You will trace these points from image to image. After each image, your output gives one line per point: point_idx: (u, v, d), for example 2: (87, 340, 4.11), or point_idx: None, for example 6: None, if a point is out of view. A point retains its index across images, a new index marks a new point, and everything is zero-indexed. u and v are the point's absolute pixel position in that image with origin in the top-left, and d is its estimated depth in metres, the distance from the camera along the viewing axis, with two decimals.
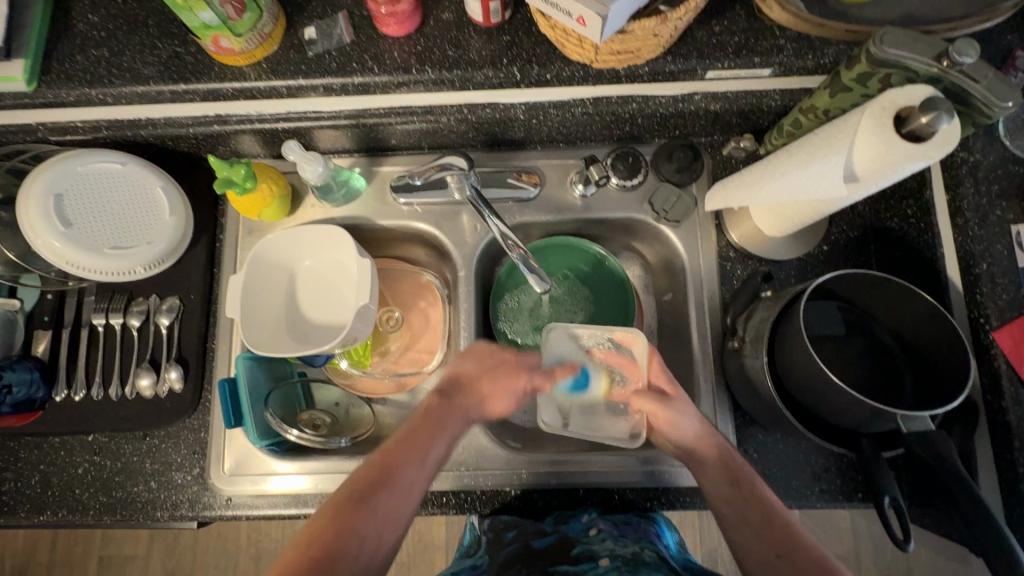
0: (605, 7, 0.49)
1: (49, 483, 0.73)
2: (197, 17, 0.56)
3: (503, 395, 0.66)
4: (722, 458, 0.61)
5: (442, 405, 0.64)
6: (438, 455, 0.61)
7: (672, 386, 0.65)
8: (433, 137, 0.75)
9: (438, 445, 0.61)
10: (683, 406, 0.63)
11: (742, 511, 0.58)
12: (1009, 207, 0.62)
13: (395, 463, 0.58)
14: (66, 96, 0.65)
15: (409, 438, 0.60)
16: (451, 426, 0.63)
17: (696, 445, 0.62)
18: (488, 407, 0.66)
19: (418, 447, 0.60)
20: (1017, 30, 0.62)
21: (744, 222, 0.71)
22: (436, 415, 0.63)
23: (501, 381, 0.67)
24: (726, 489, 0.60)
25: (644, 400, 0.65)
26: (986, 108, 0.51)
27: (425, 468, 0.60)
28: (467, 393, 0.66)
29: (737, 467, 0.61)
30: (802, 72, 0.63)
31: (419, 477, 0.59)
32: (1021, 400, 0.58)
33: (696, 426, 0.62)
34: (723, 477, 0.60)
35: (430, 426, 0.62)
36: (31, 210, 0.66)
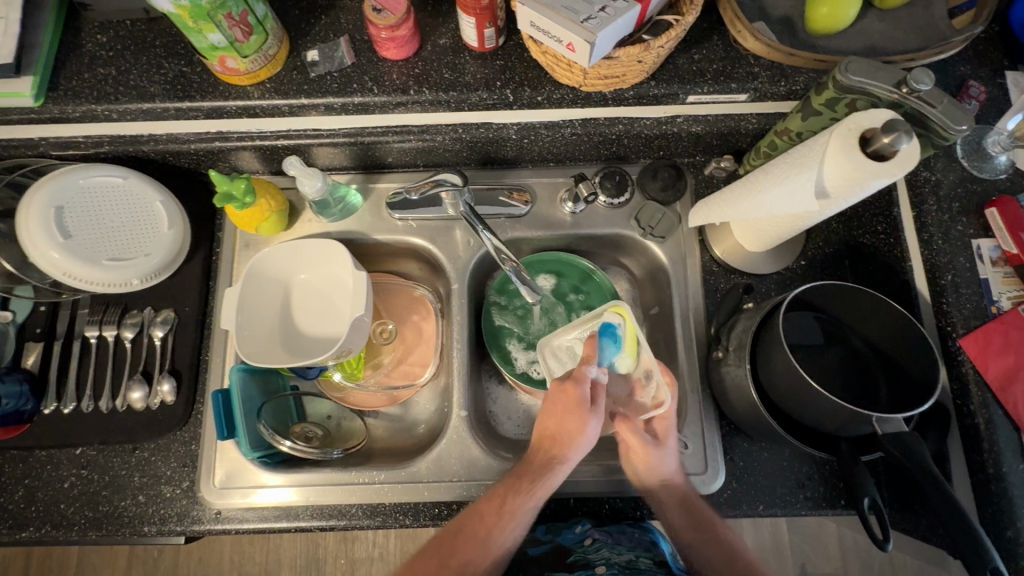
0: (593, 34, 0.52)
1: (33, 498, 0.72)
2: (206, 38, 0.58)
3: (577, 423, 0.63)
4: (687, 502, 0.65)
5: (529, 459, 0.64)
6: (528, 510, 0.62)
7: (665, 433, 0.67)
8: (428, 156, 0.78)
9: (529, 499, 0.62)
10: (666, 454, 0.67)
11: (704, 554, 0.64)
12: (969, 222, 0.66)
13: (473, 519, 0.62)
14: (72, 112, 0.67)
15: (491, 498, 0.62)
16: (546, 479, 0.62)
17: (662, 489, 0.66)
18: (573, 443, 0.63)
19: (500, 504, 0.62)
20: (969, 61, 0.68)
21: (726, 238, 0.74)
22: (523, 471, 0.64)
23: (564, 413, 0.64)
24: (690, 533, 0.65)
25: (634, 437, 0.67)
26: (943, 131, 0.55)
27: (514, 524, 0.61)
28: (544, 439, 0.64)
29: (701, 510, 0.65)
30: (775, 97, 0.68)
31: (507, 532, 0.61)
32: (988, 404, 0.61)
33: (671, 474, 0.66)
34: (687, 523, 0.65)
35: (517, 483, 0.63)
36: (30, 221, 0.67)
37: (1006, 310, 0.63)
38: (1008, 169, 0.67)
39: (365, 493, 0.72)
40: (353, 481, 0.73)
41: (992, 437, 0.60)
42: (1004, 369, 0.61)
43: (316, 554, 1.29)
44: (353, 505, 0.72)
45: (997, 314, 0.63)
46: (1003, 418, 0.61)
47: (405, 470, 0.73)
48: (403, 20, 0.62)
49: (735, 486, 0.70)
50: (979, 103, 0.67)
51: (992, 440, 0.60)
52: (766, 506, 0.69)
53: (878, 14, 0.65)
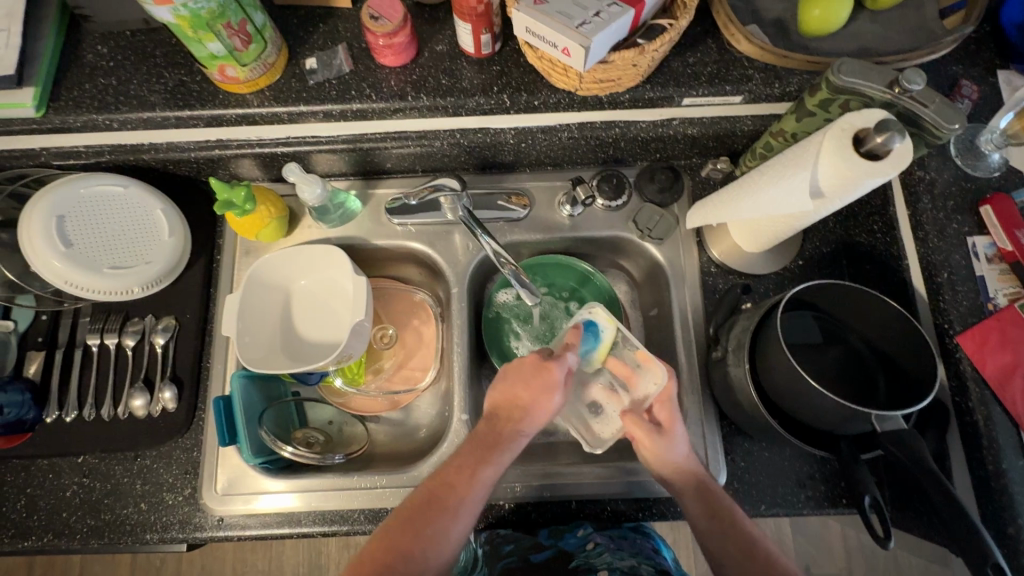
0: (588, 39, 0.53)
1: (35, 507, 0.72)
2: (205, 48, 0.59)
3: (545, 399, 0.63)
4: (701, 489, 0.61)
5: (488, 428, 0.63)
6: (488, 480, 0.60)
7: (670, 419, 0.63)
8: (427, 161, 0.79)
9: (487, 468, 0.60)
10: (675, 442, 0.62)
11: (724, 544, 0.58)
12: (964, 220, 0.67)
13: (440, 487, 0.59)
14: (73, 122, 0.68)
15: (457, 465, 0.61)
16: (504, 449, 0.61)
17: (675, 475, 0.62)
18: (536, 416, 0.63)
19: (465, 472, 0.60)
20: (961, 61, 0.68)
21: (724, 239, 0.75)
22: (485, 439, 0.62)
23: (538, 387, 0.63)
24: (703, 520, 0.60)
25: (637, 429, 0.64)
26: (936, 130, 0.56)
27: (475, 493, 0.60)
28: (510, 410, 0.63)
29: (716, 497, 0.61)
30: (770, 99, 0.68)
31: (466, 502, 0.59)
32: (987, 401, 0.61)
33: (682, 460, 0.62)
34: (701, 510, 0.60)
35: (475, 451, 0.61)
36: (33, 231, 0.68)
37: (1003, 307, 0.63)
38: (1002, 167, 0.67)
39: (366, 498, 0.72)
40: (355, 486, 0.73)
41: (992, 434, 0.60)
42: (1002, 365, 0.61)
43: (318, 561, 1.29)
44: (355, 511, 0.72)
45: (994, 311, 0.64)
46: (1002, 415, 0.61)
47: (407, 475, 0.73)
48: (400, 27, 0.63)
49: (736, 486, 0.70)
50: (971, 103, 0.67)
51: (991, 437, 0.60)
52: (767, 506, 0.70)
53: (870, 16, 0.66)
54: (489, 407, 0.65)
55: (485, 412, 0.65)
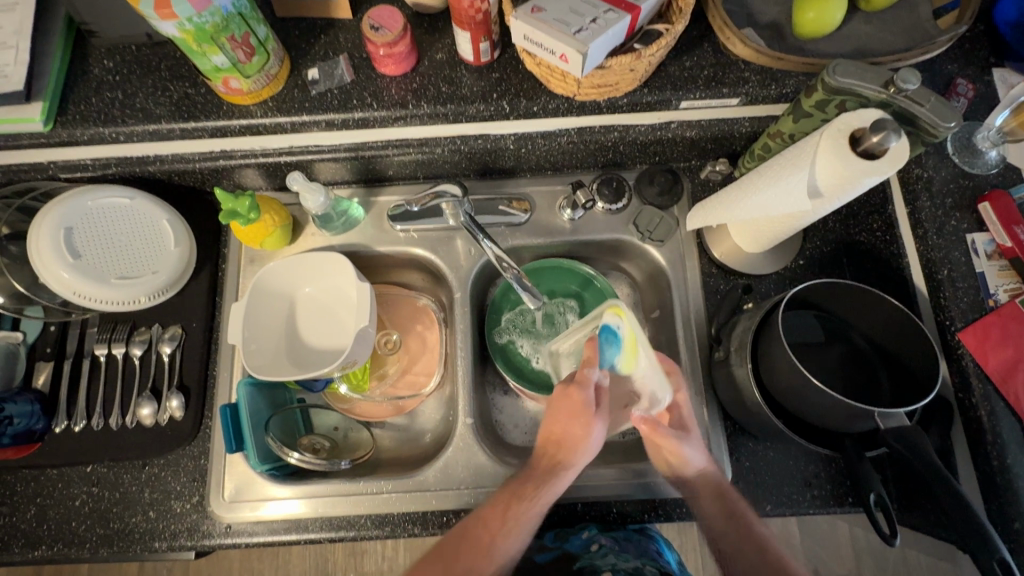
0: (585, 45, 0.54)
1: (45, 517, 0.72)
2: (210, 61, 0.60)
3: (582, 430, 0.63)
4: (718, 492, 0.63)
5: (538, 460, 0.64)
6: (532, 517, 0.61)
7: (687, 424, 0.66)
8: (428, 168, 0.80)
9: (538, 502, 0.61)
10: (693, 447, 0.64)
11: (739, 545, 0.61)
12: (963, 217, 0.67)
13: (481, 524, 0.60)
14: (80, 135, 0.69)
15: (507, 496, 0.62)
16: (556, 483, 0.62)
17: (693, 479, 0.64)
18: (579, 451, 0.63)
19: (507, 508, 0.61)
20: (956, 59, 0.69)
21: (724, 240, 0.75)
22: (531, 476, 0.63)
23: (572, 419, 0.63)
24: (721, 521, 0.62)
25: (658, 437, 0.63)
26: (932, 128, 0.56)
27: (519, 531, 0.60)
28: (551, 443, 0.64)
29: (737, 501, 0.63)
30: (767, 101, 0.69)
31: (516, 536, 0.60)
32: (990, 397, 0.61)
33: (699, 465, 0.64)
34: (718, 513, 0.62)
35: (529, 482, 0.63)
36: (41, 244, 0.69)
37: (1003, 303, 0.64)
38: (999, 164, 0.68)
39: (372, 504, 0.73)
40: (361, 492, 0.73)
41: (995, 429, 0.61)
42: (1005, 360, 0.61)
43: (325, 569, 1.29)
44: (361, 516, 0.73)
45: (995, 307, 0.64)
46: (1005, 410, 0.61)
47: (413, 480, 0.74)
48: (400, 37, 0.64)
49: (742, 486, 0.70)
50: (967, 100, 0.68)
51: (995, 432, 0.60)
52: (773, 506, 0.70)
53: (865, 17, 0.66)
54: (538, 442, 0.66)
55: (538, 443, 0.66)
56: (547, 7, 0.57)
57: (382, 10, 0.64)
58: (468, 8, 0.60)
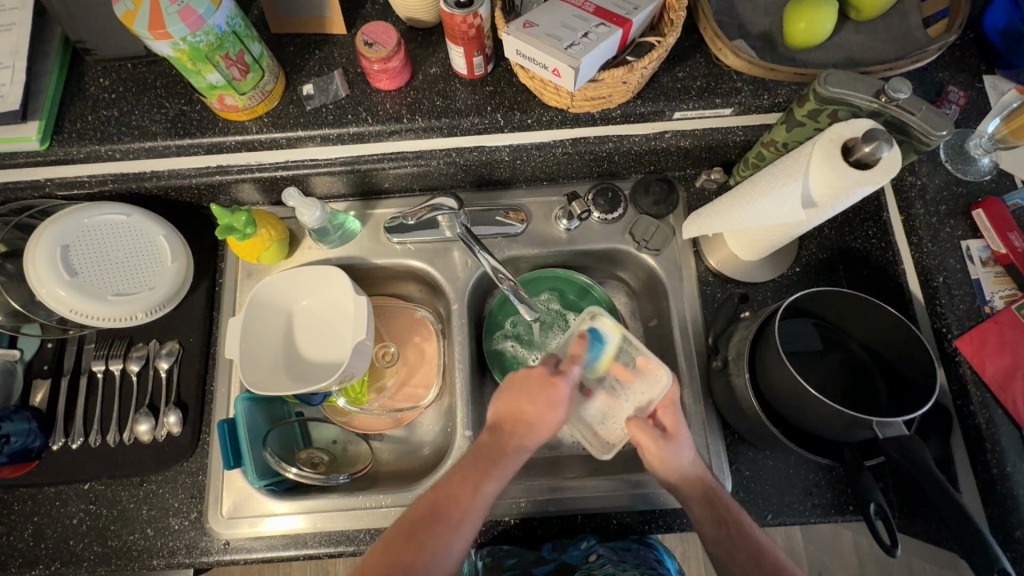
0: (577, 60, 0.54)
1: (42, 535, 0.72)
2: (205, 79, 0.61)
3: (549, 415, 0.63)
4: (707, 496, 0.61)
5: (493, 440, 0.63)
6: (492, 491, 0.61)
7: (675, 424, 0.64)
8: (424, 180, 0.80)
9: (491, 481, 0.61)
10: (680, 448, 0.62)
11: (732, 554, 0.59)
12: (957, 224, 0.67)
13: (445, 500, 0.60)
14: (76, 153, 0.69)
15: (460, 476, 0.61)
16: (509, 462, 0.62)
17: (681, 481, 0.63)
18: (540, 431, 0.63)
19: (469, 484, 0.60)
20: (947, 67, 0.69)
21: (720, 248, 0.75)
22: (487, 452, 0.62)
23: (542, 402, 0.63)
24: (711, 528, 0.60)
25: (643, 434, 0.63)
26: (924, 136, 0.56)
27: (477, 507, 0.60)
28: (514, 423, 0.63)
29: (725, 505, 0.61)
30: (760, 110, 0.69)
31: (469, 515, 0.59)
32: (988, 404, 0.61)
33: (688, 466, 0.62)
34: (708, 517, 0.61)
35: (481, 463, 0.62)
36: (37, 262, 0.69)
37: (999, 309, 0.63)
38: (992, 171, 0.68)
39: (371, 518, 0.72)
40: (360, 506, 0.73)
41: (994, 437, 0.60)
42: (1002, 368, 0.61)
43: None
44: (360, 531, 0.72)
45: (991, 313, 0.64)
46: (1004, 418, 0.61)
47: (412, 494, 0.73)
48: (393, 53, 0.64)
49: (742, 496, 0.70)
50: (959, 108, 0.68)
51: (994, 440, 0.60)
52: (774, 515, 0.69)
53: (855, 26, 0.67)
54: (494, 420, 0.65)
55: (490, 422, 0.65)
56: (539, 22, 0.57)
57: (376, 26, 0.65)
58: (461, 23, 0.60)
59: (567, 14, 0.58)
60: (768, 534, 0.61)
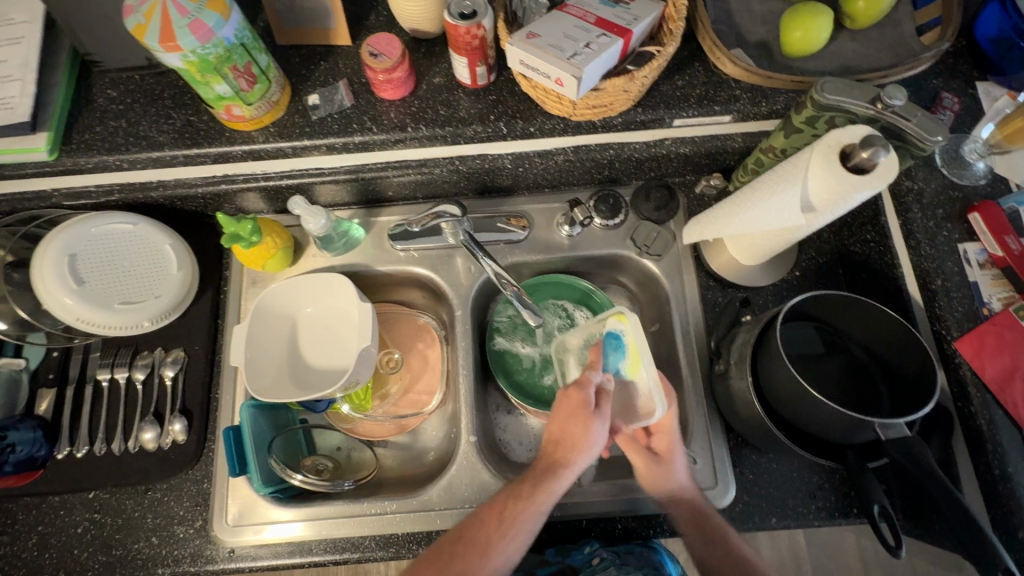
0: (579, 69, 0.56)
1: (46, 545, 0.72)
2: (213, 90, 0.62)
3: (582, 433, 0.61)
4: (697, 519, 0.64)
5: (537, 467, 0.62)
6: (530, 518, 0.59)
7: (668, 447, 0.67)
8: (427, 188, 0.81)
9: (531, 510, 0.59)
10: (671, 470, 0.66)
11: (717, 571, 0.62)
12: (954, 227, 0.68)
13: (477, 527, 0.59)
14: (84, 163, 0.70)
15: (499, 505, 0.60)
16: (550, 492, 0.60)
17: (670, 500, 0.66)
18: (578, 452, 0.61)
19: (498, 510, 0.60)
20: (940, 75, 0.71)
21: (721, 253, 0.76)
22: (527, 476, 0.62)
23: (572, 421, 0.62)
24: (699, 548, 0.63)
25: (632, 451, 0.68)
26: (921, 142, 0.57)
27: (517, 534, 0.59)
28: (551, 447, 0.62)
29: (714, 527, 0.63)
30: (759, 117, 0.70)
31: (506, 546, 0.58)
32: (988, 405, 0.62)
33: (677, 488, 0.66)
34: (699, 539, 0.63)
35: (523, 491, 0.60)
36: (45, 271, 0.69)
37: (998, 311, 0.64)
38: (987, 175, 0.69)
39: (376, 525, 0.73)
40: (364, 513, 0.73)
41: (995, 438, 0.61)
42: (1001, 369, 0.62)
43: None
44: (365, 538, 0.72)
45: (989, 315, 0.65)
46: (1004, 419, 0.62)
47: (417, 500, 0.73)
48: (398, 63, 0.65)
49: (747, 499, 0.70)
50: (953, 113, 0.70)
51: (995, 441, 0.61)
52: (778, 518, 0.70)
53: (850, 35, 0.68)
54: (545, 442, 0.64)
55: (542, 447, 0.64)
56: (541, 32, 0.58)
57: (381, 37, 0.66)
58: (464, 34, 0.61)
59: (568, 25, 0.59)
60: (758, 558, 0.63)
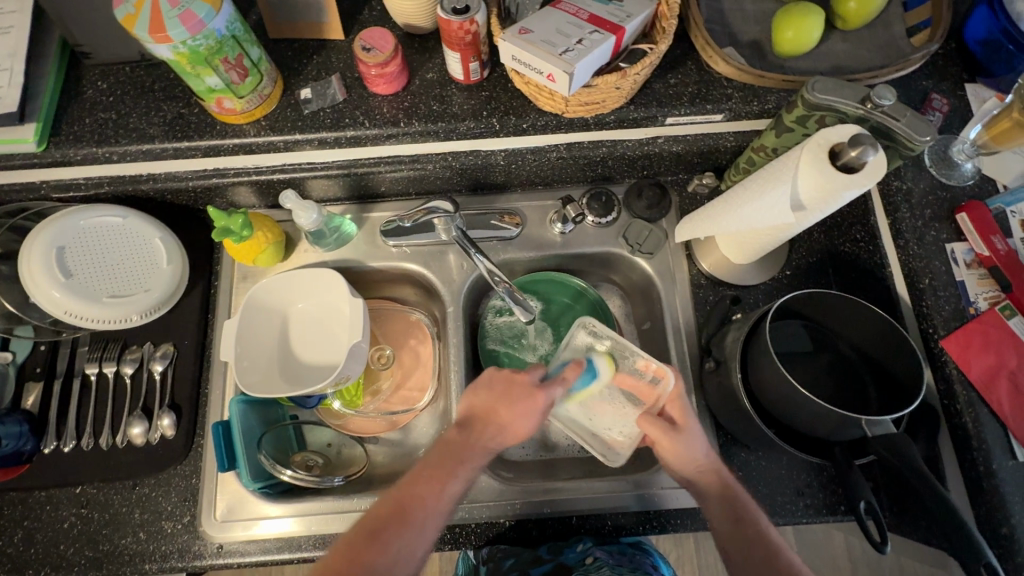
0: (571, 65, 0.56)
1: (32, 540, 0.71)
2: (204, 82, 0.61)
3: (520, 421, 0.62)
4: (724, 492, 0.61)
5: (462, 438, 0.62)
6: (456, 491, 0.60)
7: (683, 416, 0.64)
8: (420, 184, 0.81)
9: (456, 480, 0.60)
10: (691, 439, 0.62)
11: (747, 549, 0.58)
12: (942, 227, 0.69)
13: (410, 501, 0.58)
14: (73, 155, 0.69)
15: (419, 479, 0.59)
16: (473, 463, 0.61)
17: (698, 475, 0.62)
18: (509, 437, 0.62)
19: (433, 485, 0.59)
20: (930, 76, 0.71)
21: (712, 251, 0.76)
22: (453, 449, 0.61)
23: (516, 406, 0.62)
24: (727, 525, 0.60)
25: (654, 429, 0.63)
26: (909, 143, 0.58)
27: (440, 507, 0.58)
28: (484, 424, 0.62)
29: (739, 501, 0.61)
30: (750, 116, 0.71)
31: (432, 516, 0.58)
32: (974, 403, 0.63)
33: (702, 458, 0.62)
34: (724, 513, 0.60)
35: (445, 462, 0.60)
36: (32, 263, 0.69)
37: (984, 310, 0.65)
38: (975, 175, 0.70)
39: None
40: (355, 509, 0.73)
41: (980, 435, 0.62)
42: (986, 367, 0.62)
43: None
44: None
45: (976, 314, 0.65)
46: (990, 416, 0.62)
47: None
48: (391, 58, 0.65)
49: None
50: (942, 115, 0.70)
51: (980, 438, 0.62)
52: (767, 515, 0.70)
53: (842, 35, 0.69)
54: (462, 417, 0.64)
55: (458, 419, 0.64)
56: (534, 28, 0.58)
57: (373, 31, 0.66)
58: (457, 30, 0.61)
59: (561, 21, 0.59)
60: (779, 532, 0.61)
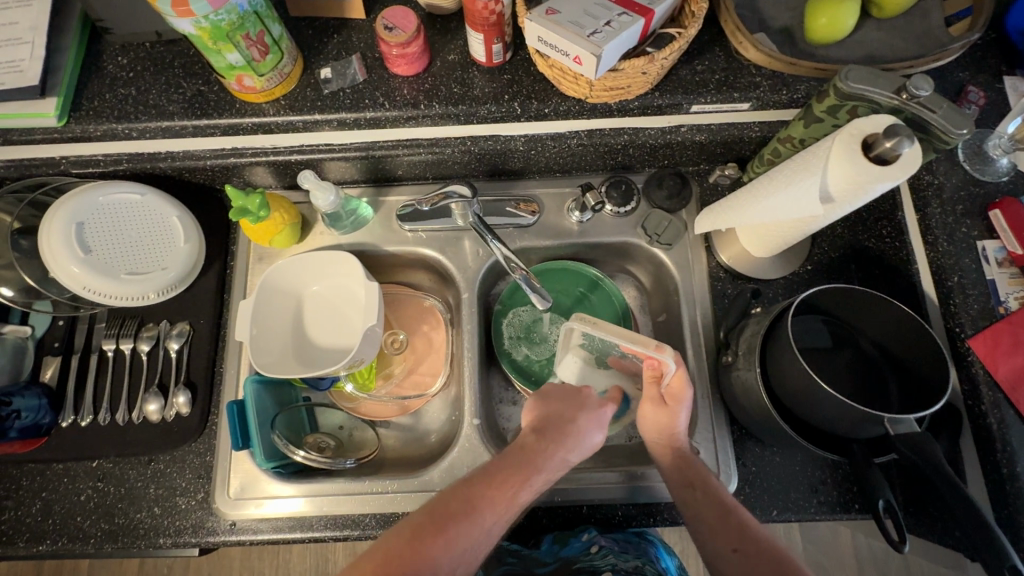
0: (599, 47, 0.54)
1: (50, 510, 0.72)
2: (225, 59, 0.61)
3: (588, 425, 0.63)
4: (682, 462, 0.62)
5: (536, 442, 0.60)
6: (523, 500, 0.58)
7: (680, 394, 0.64)
8: (438, 168, 0.80)
9: (526, 488, 0.58)
10: (676, 415, 0.64)
11: (699, 511, 0.58)
12: (973, 224, 0.67)
13: (472, 504, 0.55)
14: (93, 131, 0.69)
15: (492, 475, 0.57)
16: (546, 471, 0.60)
17: (659, 445, 0.65)
18: (573, 439, 0.62)
19: (506, 491, 0.57)
20: (966, 68, 0.69)
21: (733, 244, 0.75)
22: (526, 454, 0.60)
23: (578, 409, 0.64)
24: (681, 490, 0.61)
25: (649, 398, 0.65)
26: (944, 135, 0.56)
27: (506, 514, 0.56)
28: (556, 426, 0.62)
29: (696, 471, 0.61)
30: (777, 106, 0.69)
31: (500, 521, 0.56)
32: (1000, 405, 0.61)
33: (677, 433, 0.64)
34: (679, 480, 0.61)
35: (521, 465, 0.59)
36: (52, 238, 0.69)
37: (1014, 310, 0.63)
38: (1009, 172, 0.68)
39: (379, 503, 0.73)
40: (366, 491, 0.73)
41: (1005, 437, 0.60)
42: (1015, 368, 0.61)
43: (325, 568, 1.27)
44: (367, 515, 0.73)
45: (1004, 314, 0.64)
46: (1015, 418, 0.61)
47: (418, 480, 0.73)
48: (413, 38, 0.64)
49: (748, 491, 0.70)
50: (979, 108, 0.68)
51: (1004, 440, 0.60)
52: (779, 511, 0.69)
53: (876, 24, 0.67)
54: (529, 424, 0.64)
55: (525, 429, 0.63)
56: (561, 9, 0.57)
57: (395, 10, 0.65)
58: (482, 10, 0.60)
59: (589, 2, 0.57)
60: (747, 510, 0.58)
